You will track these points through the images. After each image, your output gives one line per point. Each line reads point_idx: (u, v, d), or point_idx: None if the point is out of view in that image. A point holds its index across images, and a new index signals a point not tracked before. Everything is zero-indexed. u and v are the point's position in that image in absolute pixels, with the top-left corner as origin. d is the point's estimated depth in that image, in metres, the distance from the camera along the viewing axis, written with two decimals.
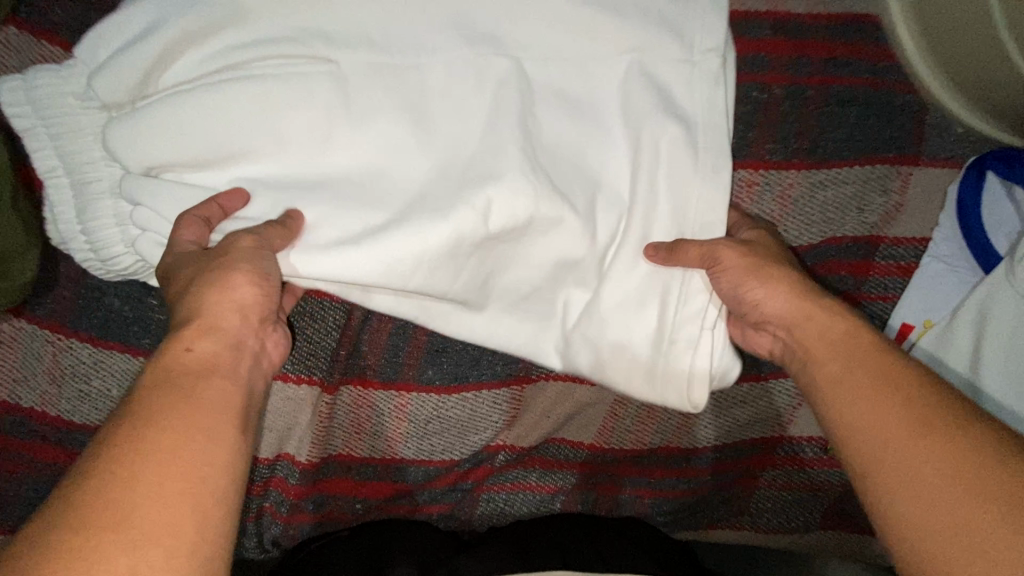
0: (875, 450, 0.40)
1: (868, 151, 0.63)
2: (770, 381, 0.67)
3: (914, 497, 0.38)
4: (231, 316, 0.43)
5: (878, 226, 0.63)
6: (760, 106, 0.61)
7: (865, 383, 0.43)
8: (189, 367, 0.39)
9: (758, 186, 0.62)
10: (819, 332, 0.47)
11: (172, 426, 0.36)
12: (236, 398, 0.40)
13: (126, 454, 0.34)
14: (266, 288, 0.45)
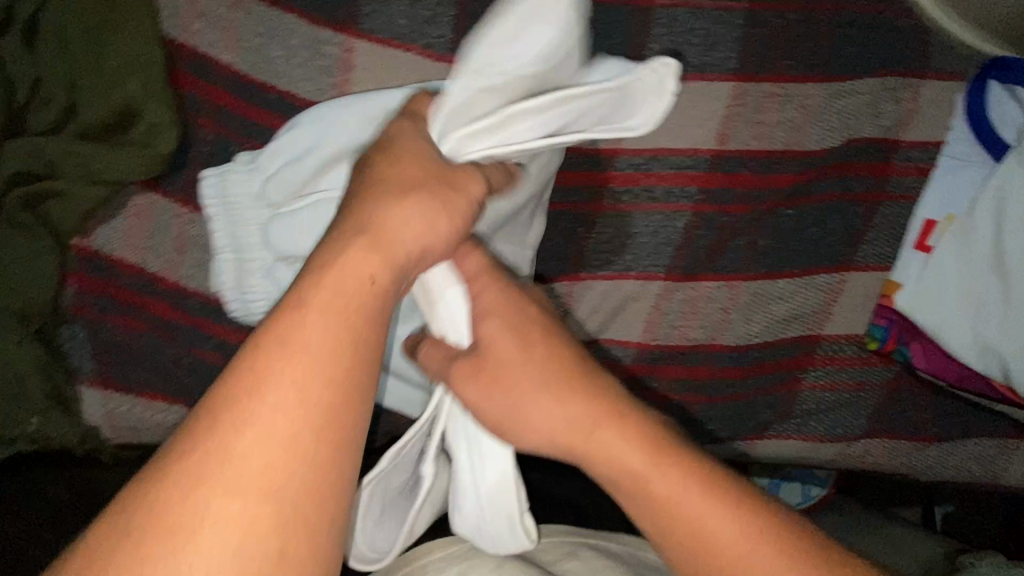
0: (694, 528, 0.44)
1: (878, 67, 0.70)
2: (806, 277, 0.71)
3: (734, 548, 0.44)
4: (416, 256, 0.42)
5: (894, 130, 0.70)
6: (777, 28, 0.69)
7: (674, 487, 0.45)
8: (338, 306, 0.37)
9: (780, 97, 0.70)
10: (590, 433, 0.48)
11: (236, 477, 0.32)
12: (284, 463, 0.33)
13: (192, 496, 0.31)
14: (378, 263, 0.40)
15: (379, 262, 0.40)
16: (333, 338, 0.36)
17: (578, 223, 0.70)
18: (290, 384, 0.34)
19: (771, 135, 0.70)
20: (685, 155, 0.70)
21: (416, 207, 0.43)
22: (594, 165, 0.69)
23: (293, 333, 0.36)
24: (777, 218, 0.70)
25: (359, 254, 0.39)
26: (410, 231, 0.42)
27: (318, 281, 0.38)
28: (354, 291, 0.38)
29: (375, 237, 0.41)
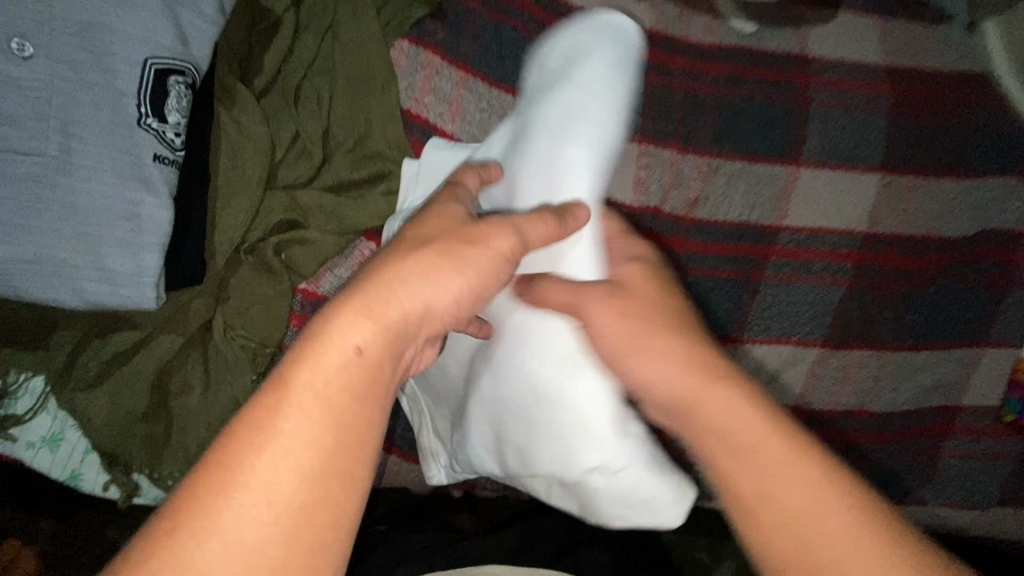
0: (808, 548, 0.40)
1: (1000, 168, 0.81)
2: (947, 350, 0.78)
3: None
4: (417, 314, 0.40)
5: (1018, 223, 0.80)
6: (915, 133, 0.80)
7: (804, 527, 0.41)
8: (319, 417, 0.35)
9: (921, 189, 0.79)
10: (708, 408, 0.44)
11: (195, 522, 0.32)
12: (239, 525, 0.32)
13: (178, 522, 0.32)
14: (377, 331, 0.38)
15: (347, 362, 0.36)
16: (337, 434, 0.35)
17: (745, 290, 0.77)
18: (296, 468, 0.33)
19: (915, 221, 0.78)
20: (840, 235, 0.78)
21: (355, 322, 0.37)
22: (760, 239, 0.77)
23: (296, 371, 0.35)
24: (922, 295, 0.78)
25: (278, 397, 0.35)
26: (342, 351, 0.36)
27: (331, 360, 0.36)
28: (357, 375, 0.36)
29: (319, 359, 0.36)
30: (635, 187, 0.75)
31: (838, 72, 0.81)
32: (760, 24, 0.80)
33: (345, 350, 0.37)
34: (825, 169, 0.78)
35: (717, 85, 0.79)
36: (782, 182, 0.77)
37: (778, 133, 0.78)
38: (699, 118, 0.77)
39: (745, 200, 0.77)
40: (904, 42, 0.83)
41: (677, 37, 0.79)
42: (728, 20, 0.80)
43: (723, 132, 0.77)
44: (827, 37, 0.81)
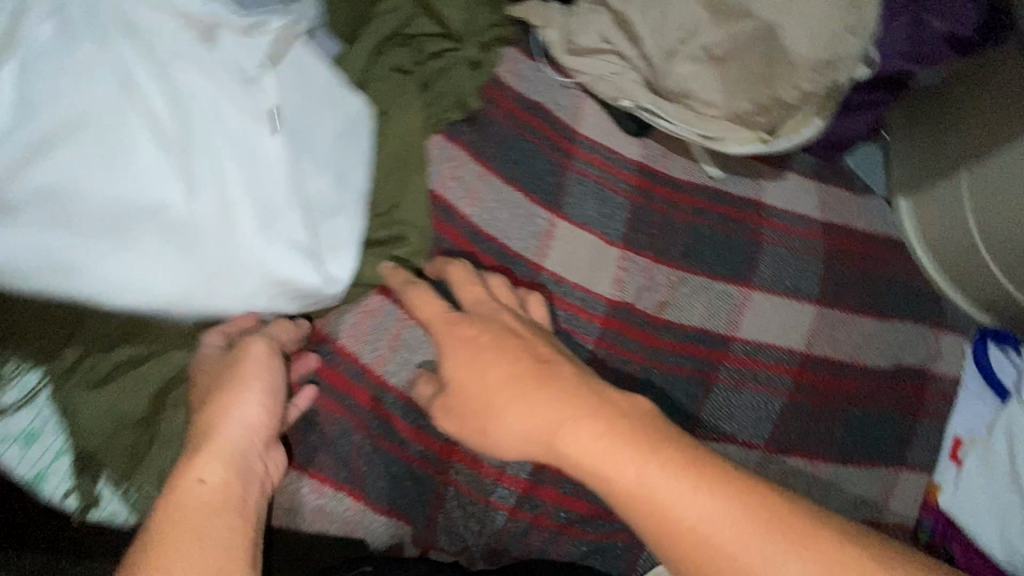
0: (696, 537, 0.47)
1: (911, 315, 0.97)
2: (870, 467, 0.88)
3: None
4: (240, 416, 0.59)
5: (927, 362, 0.94)
6: (845, 277, 0.97)
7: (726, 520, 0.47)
8: (203, 496, 0.54)
9: (848, 323, 0.94)
10: (538, 415, 0.55)
11: None
12: None
13: None
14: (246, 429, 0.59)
15: (203, 463, 0.56)
16: (219, 506, 0.54)
17: (700, 388, 0.86)
18: (202, 529, 0.52)
19: (844, 349, 0.92)
20: (782, 352, 0.90)
21: (246, 397, 0.59)
22: (716, 345, 0.88)
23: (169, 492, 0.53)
24: (849, 415, 0.89)
25: (200, 454, 0.56)
26: (237, 421, 0.59)
27: (211, 465, 0.56)
28: (240, 467, 0.57)
29: (222, 441, 0.57)
30: (615, 284, 0.86)
31: (782, 219, 0.98)
32: (725, 171, 0.99)
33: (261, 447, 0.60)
34: (768, 293, 0.92)
35: (688, 212, 0.94)
36: (736, 299, 0.91)
37: (735, 258, 0.93)
38: (672, 237, 0.92)
39: (706, 309, 0.89)
40: (835, 206, 1.02)
41: (659, 170, 0.96)
42: (700, 165, 0.99)
43: (691, 250, 0.92)
44: (778, 191, 1.00)
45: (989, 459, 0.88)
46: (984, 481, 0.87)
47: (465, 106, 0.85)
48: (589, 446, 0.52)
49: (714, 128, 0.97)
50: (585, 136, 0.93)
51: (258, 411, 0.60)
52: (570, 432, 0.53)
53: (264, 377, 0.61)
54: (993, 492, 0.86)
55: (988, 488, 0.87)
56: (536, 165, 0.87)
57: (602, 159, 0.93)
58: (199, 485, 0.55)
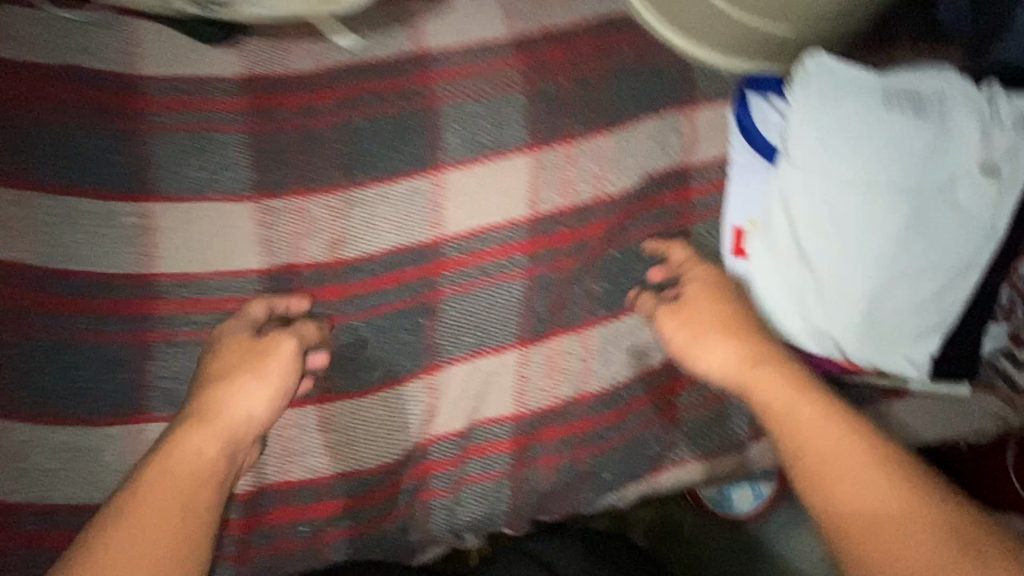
0: (847, 467, 0.51)
1: (649, 108, 0.77)
2: (646, 308, 0.74)
3: (843, 493, 0.50)
4: (241, 419, 0.57)
5: (682, 156, 0.76)
6: (556, 98, 0.76)
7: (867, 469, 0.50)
8: (190, 469, 0.52)
9: (574, 155, 0.75)
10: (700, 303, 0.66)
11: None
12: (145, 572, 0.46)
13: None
14: (262, 381, 0.59)
15: (207, 437, 0.54)
16: (185, 484, 0.51)
17: (422, 315, 0.71)
18: (161, 516, 0.49)
19: (578, 188, 0.74)
20: (504, 228, 0.73)
21: (253, 392, 0.58)
22: (421, 259, 0.72)
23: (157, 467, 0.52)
24: (605, 261, 0.74)
25: (198, 427, 0.55)
26: (241, 413, 0.57)
27: (189, 438, 0.54)
28: (220, 450, 0.55)
29: (219, 423, 0.56)
30: (261, 246, 0.68)
31: (459, 63, 0.76)
32: (365, 35, 0.75)
33: (269, 384, 0.59)
34: (463, 166, 0.73)
35: (332, 111, 0.72)
36: (428, 192, 0.72)
37: (407, 143, 0.73)
38: (319, 152, 0.71)
39: (392, 222, 0.71)
40: (526, 10, 0.79)
41: (274, 72, 0.72)
42: (329, 40, 0.74)
43: (348, 157, 0.71)
44: (443, 28, 0.77)
45: (772, 236, 0.71)
46: (772, 264, 0.71)
47: None
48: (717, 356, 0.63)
49: None
50: (153, 77, 0.69)
51: (267, 397, 0.58)
52: (793, 404, 0.56)
53: (284, 377, 0.59)
54: (785, 273, 0.70)
55: (779, 271, 0.71)
56: (93, 149, 0.66)
57: (188, 97, 0.70)
58: (188, 455, 0.53)
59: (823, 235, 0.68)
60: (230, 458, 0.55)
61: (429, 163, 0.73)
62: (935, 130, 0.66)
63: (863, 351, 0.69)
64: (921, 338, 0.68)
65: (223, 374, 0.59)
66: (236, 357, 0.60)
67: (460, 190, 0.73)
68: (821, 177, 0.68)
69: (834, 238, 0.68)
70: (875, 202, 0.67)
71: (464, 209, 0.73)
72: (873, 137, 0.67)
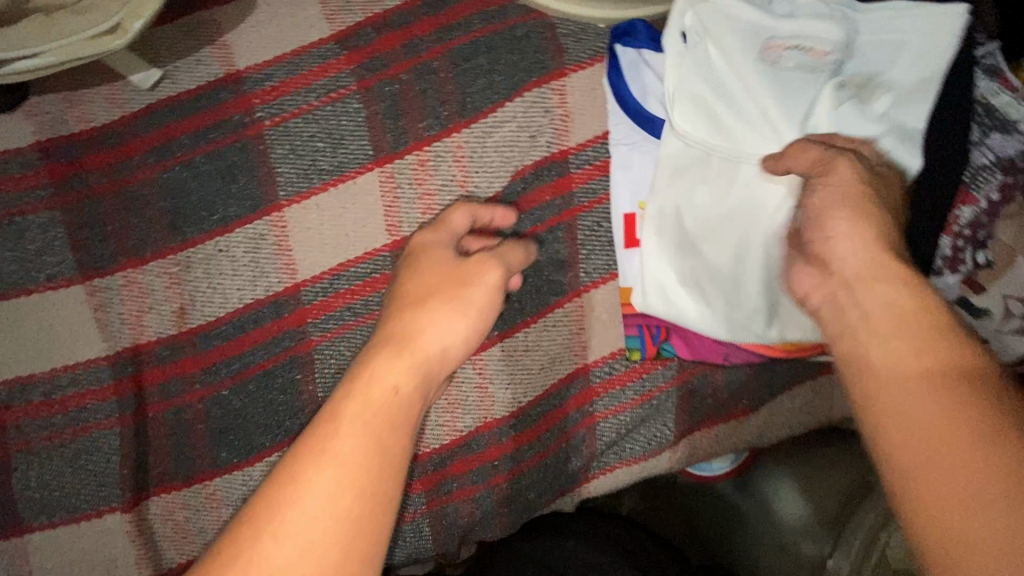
0: (908, 394, 0.35)
1: (511, 87, 0.65)
2: (542, 320, 0.67)
3: (905, 412, 0.35)
4: (435, 354, 0.49)
5: (556, 141, 0.65)
6: (397, 97, 0.65)
7: (943, 378, 0.34)
8: (390, 406, 0.43)
9: (430, 161, 0.65)
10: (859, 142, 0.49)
11: (274, 519, 0.37)
12: (311, 521, 0.37)
13: (283, 511, 0.37)
14: (461, 311, 0.52)
15: (403, 369, 0.46)
16: (388, 417, 0.43)
17: (294, 370, 0.64)
18: (369, 444, 0.41)
19: (442, 200, 0.65)
20: (367, 262, 0.65)
21: (451, 324, 0.51)
22: (279, 311, 0.64)
23: (354, 396, 0.43)
24: None
25: (395, 358, 0.47)
26: (431, 348, 0.49)
27: (415, 348, 0.48)
28: (413, 382, 0.46)
29: (415, 352, 0.48)
30: (102, 331, 0.62)
31: (278, 77, 0.65)
32: (163, 64, 0.65)
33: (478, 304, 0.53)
34: (308, 200, 0.65)
35: (147, 163, 0.64)
36: (272, 238, 0.64)
37: (239, 186, 0.64)
38: (143, 215, 0.63)
39: (239, 277, 0.64)
40: None
41: (72, 131, 0.64)
42: (127, 80, 0.65)
43: (176, 215, 0.64)
44: (252, 36, 0.65)
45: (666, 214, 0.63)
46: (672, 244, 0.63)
47: None
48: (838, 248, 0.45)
49: (96, 20, 0.62)
50: None
51: (465, 327, 0.52)
52: (873, 292, 0.40)
53: (484, 305, 0.53)
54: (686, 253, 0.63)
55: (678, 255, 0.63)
56: None
57: None
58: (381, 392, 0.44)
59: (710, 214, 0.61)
60: (418, 405, 0.46)
61: (267, 204, 0.64)
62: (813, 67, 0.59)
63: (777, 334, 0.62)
64: None
65: (402, 321, 0.50)
66: (430, 276, 0.54)
67: (382, 188, 0.65)
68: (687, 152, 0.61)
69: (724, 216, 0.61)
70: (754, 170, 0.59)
71: (317, 248, 0.65)
72: (746, 86, 0.59)
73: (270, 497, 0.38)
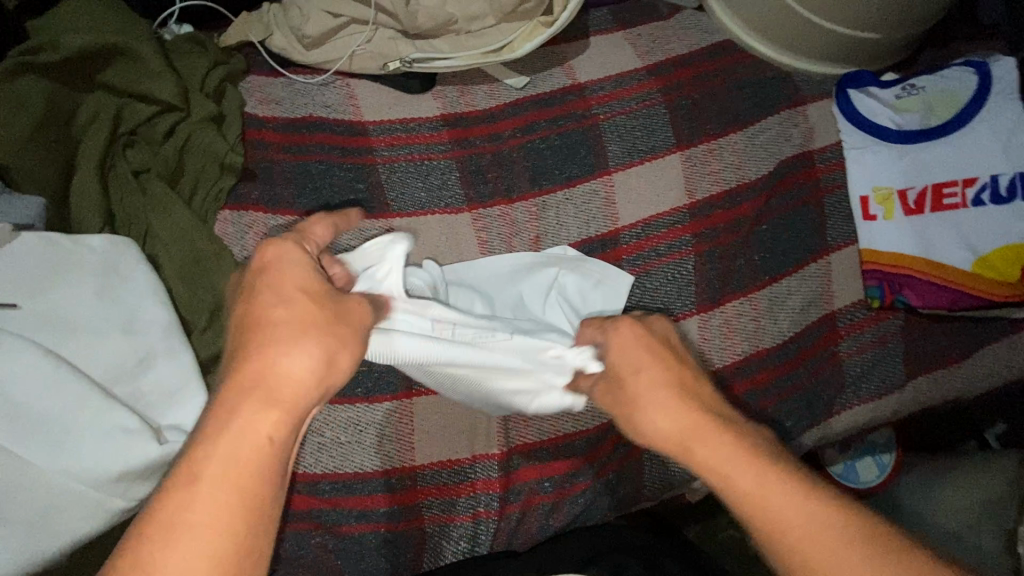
0: (805, 543, 0.46)
1: (771, 107, 0.92)
2: (800, 271, 0.86)
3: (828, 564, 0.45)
4: (310, 383, 0.48)
5: (805, 143, 0.90)
6: (690, 107, 0.91)
7: (792, 503, 0.48)
8: (270, 415, 0.46)
9: (716, 150, 0.89)
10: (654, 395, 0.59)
11: (167, 525, 0.42)
12: (195, 520, 0.42)
13: (165, 527, 0.42)
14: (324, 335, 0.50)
15: (272, 422, 0.46)
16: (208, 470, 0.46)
17: (617, 290, 0.82)
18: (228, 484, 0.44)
19: (725, 177, 0.88)
20: (669, 216, 0.86)
21: (294, 354, 0.48)
22: (605, 247, 0.85)
23: (235, 392, 0.46)
24: (757, 234, 0.87)
25: (264, 410, 0.46)
26: (295, 378, 0.48)
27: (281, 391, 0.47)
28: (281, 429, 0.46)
29: (271, 388, 0.47)
30: (480, 248, 0.83)
31: (607, 89, 0.92)
32: (527, 74, 0.92)
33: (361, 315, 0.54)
34: (628, 169, 0.88)
35: (515, 136, 0.88)
36: (602, 193, 0.87)
37: (580, 157, 0.88)
38: (511, 170, 0.86)
39: (577, 219, 0.85)
40: (651, 46, 0.96)
41: (463, 110, 0.89)
42: (501, 83, 0.92)
43: (535, 172, 0.86)
44: (588, 64, 0.94)
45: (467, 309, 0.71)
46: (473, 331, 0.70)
47: (229, 166, 0.76)
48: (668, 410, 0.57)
49: (495, 38, 0.90)
50: (372, 121, 0.86)
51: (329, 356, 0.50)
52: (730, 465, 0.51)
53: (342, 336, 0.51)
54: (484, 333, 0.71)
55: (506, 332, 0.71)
56: (338, 181, 0.80)
57: (402, 135, 0.85)
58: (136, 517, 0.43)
59: (931, 195, 0.84)
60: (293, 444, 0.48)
61: (600, 170, 0.87)
62: (999, 98, 0.83)
63: (988, 287, 0.83)
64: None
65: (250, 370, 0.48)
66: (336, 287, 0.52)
67: (682, 165, 0.88)
68: (899, 160, 0.86)
69: (943, 196, 0.84)
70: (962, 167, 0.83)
71: (634, 204, 0.87)
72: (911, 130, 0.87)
73: (142, 535, 0.42)
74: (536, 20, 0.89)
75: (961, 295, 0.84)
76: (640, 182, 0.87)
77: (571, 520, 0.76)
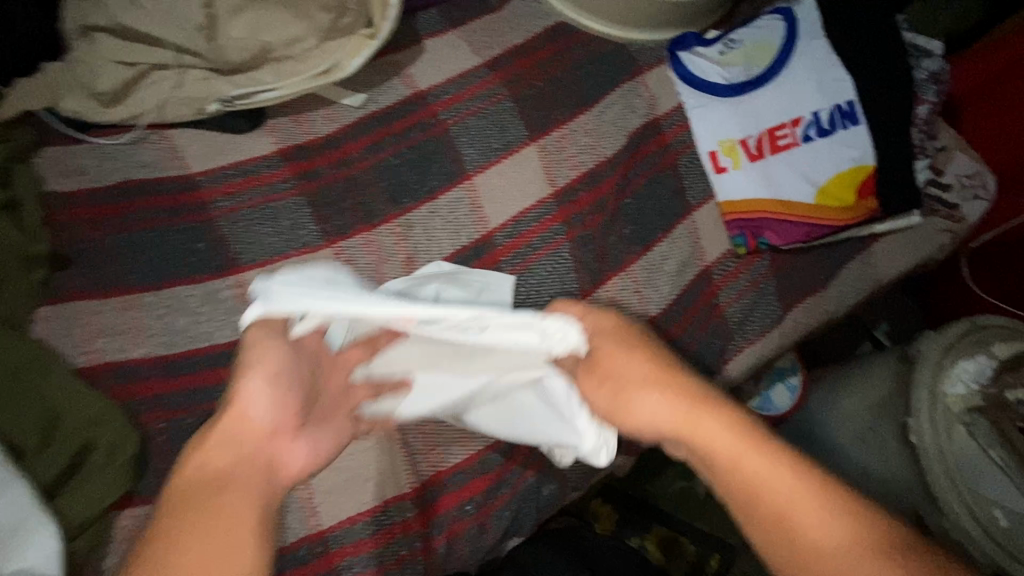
0: (792, 527, 0.49)
1: (612, 81, 0.93)
2: (670, 235, 0.89)
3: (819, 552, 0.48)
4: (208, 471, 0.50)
5: (650, 111, 0.93)
6: (536, 96, 0.91)
7: (802, 501, 0.49)
8: (213, 469, 0.50)
9: (569, 133, 0.90)
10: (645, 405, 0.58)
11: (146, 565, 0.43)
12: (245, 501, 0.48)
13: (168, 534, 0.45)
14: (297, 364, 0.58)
15: (240, 453, 0.52)
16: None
17: (501, 294, 0.81)
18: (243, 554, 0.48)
19: (584, 158, 0.89)
20: (537, 209, 0.86)
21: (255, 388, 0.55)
22: (480, 252, 0.83)
23: (211, 440, 0.52)
24: (624, 208, 0.88)
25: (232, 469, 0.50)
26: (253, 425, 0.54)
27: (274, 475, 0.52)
28: (253, 459, 0.52)
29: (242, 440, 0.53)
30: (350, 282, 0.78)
31: (450, 93, 0.89)
32: (363, 91, 0.88)
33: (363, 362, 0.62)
34: (486, 169, 0.86)
35: (365, 157, 0.84)
36: (466, 200, 0.85)
37: (435, 166, 0.85)
38: (368, 194, 0.82)
39: (447, 232, 0.83)
40: (487, 40, 0.94)
41: (302, 141, 0.83)
42: (337, 105, 0.87)
43: (392, 192, 0.83)
44: (426, 69, 0.91)
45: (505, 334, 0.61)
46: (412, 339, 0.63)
47: (35, 258, 0.67)
48: (649, 411, 0.57)
49: (318, 59, 0.84)
50: (202, 173, 0.78)
51: (271, 414, 0.55)
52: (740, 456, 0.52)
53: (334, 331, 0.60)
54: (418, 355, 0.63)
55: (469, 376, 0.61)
56: (174, 245, 0.73)
57: (239, 180, 0.79)
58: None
59: (769, 139, 0.89)
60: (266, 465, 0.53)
61: (458, 176, 0.85)
62: (806, 38, 0.89)
63: (833, 214, 0.90)
64: (868, 187, 0.89)
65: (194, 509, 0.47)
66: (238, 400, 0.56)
67: (541, 155, 0.88)
68: (737, 111, 0.90)
69: (779, 138, 0.89)
70: (789, 109, 0.89)
71: (500, 203, 0.85)
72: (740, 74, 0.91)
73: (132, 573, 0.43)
74: (357, 34, 0.84)
75: (814, 226, 0.90)
76: (502, 179, 0.86)
77: (502, 532, 0.77)
